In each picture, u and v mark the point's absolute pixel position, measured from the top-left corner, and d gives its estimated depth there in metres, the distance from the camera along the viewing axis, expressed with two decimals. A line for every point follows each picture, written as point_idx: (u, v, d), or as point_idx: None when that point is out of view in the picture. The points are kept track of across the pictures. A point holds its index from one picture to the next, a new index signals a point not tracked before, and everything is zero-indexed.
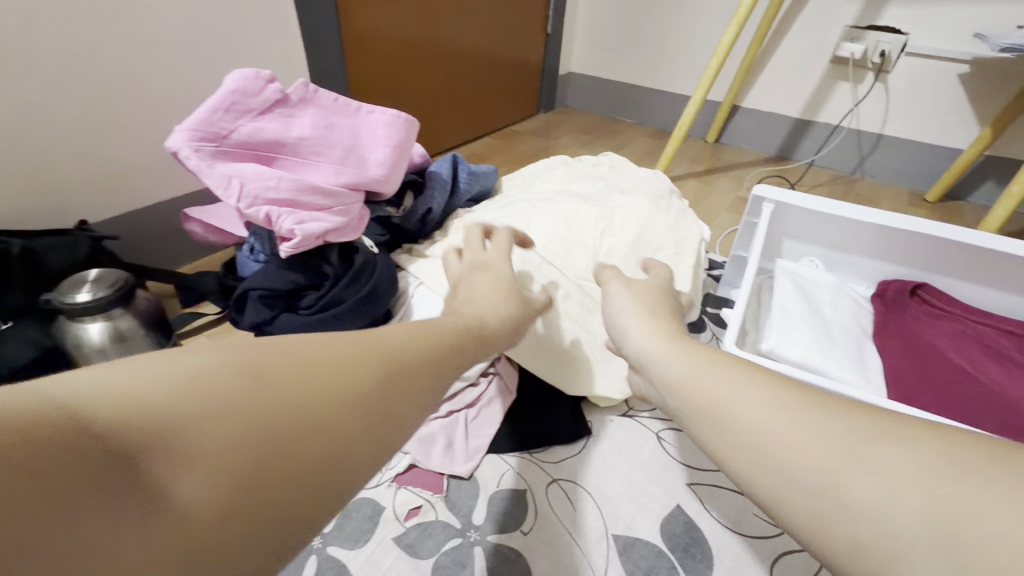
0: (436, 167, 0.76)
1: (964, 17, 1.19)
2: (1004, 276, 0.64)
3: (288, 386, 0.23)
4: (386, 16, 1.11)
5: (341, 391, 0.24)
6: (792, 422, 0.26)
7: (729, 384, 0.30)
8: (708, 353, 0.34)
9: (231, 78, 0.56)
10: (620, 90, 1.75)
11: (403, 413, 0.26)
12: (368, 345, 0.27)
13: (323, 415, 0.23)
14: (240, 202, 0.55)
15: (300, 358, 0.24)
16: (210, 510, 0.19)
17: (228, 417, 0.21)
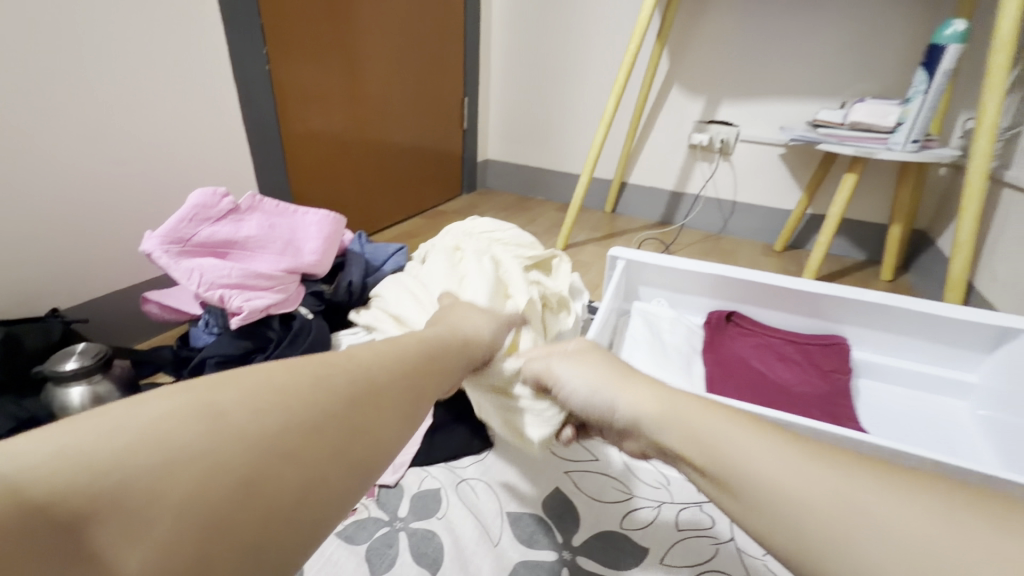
0: (350, 246, 0.96)
1: (772, 114, 1.58)
2: (784, 302, 0.90)
3: (243, 428, 0.29)
4: (323, 123, 1.34)
5: (274, 448, 0.30)
6: (783, 458, 0.32)
7: (732, 442, 0.34)
8: (698, 406, 0.39)
9: (194, 195, 0.73)
10: (531, 173, 2.06)
11: (330, 467, 0.31)
12: (294, 399, 0.32)
13: (258, 470, 0.28)
14: (199, 287, 0.70)
15: (262, 403, 0.31)
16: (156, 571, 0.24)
17: (188, 459, 0.27)
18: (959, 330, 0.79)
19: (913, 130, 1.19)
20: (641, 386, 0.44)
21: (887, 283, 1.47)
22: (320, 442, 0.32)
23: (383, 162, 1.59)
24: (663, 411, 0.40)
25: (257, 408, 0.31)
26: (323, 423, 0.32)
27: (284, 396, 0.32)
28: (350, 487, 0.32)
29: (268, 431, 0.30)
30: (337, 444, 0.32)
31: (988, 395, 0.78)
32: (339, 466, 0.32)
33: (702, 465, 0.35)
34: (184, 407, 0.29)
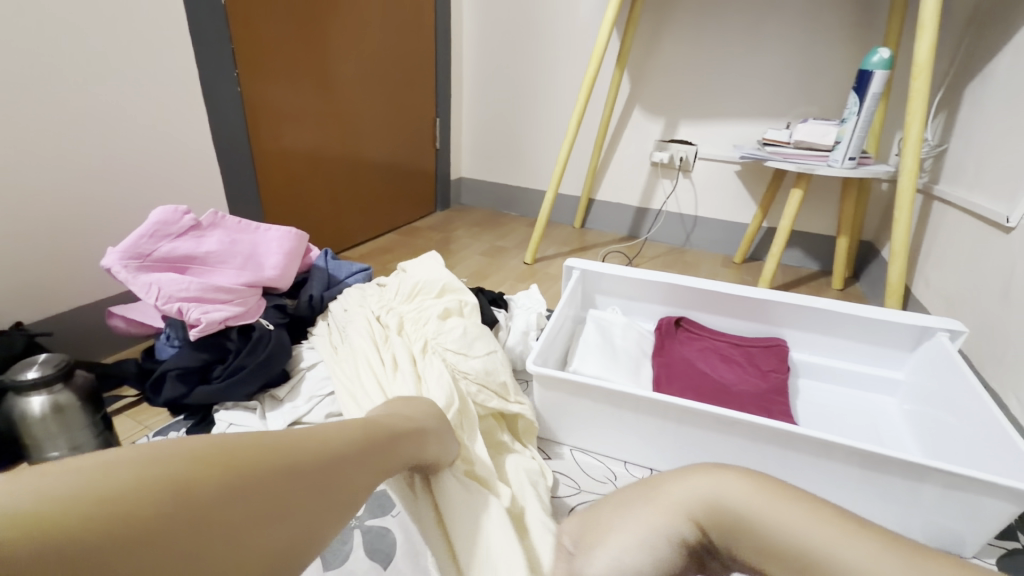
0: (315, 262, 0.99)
1: (726, 133, 1.67)
2: (728, 307, 0.96)
3: (209, 507, 0.31)
4: (294, 143, 1.38)
5: (230, 529, 0.32)
6: (876, 560, 0.35)
7: (839, 547, 0.36)
8: (771, 497, 0.40)
9: (156, 213, 0.77)
10: (503, 190, 2.12)
11: (277, 542, 0.34)
12: (258, 473, 0.35)
13: (214, 549, 0.31)
14: (158, 301, 0.72)
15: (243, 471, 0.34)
16: None
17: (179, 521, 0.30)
18: (884, 330, 0.86)
19: (849, 148, 1.28)
20: (685, 486, 0.42)
21: (837, 290, 1.55)
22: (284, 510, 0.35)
23: (355, 180, 1.63)
24: (715, 507, 0.40)
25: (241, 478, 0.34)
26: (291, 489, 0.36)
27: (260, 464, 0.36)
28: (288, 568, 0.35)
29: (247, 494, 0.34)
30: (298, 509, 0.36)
31: (912, 390, 0.85)
32: (287, 545, 0.35)
33: (763, 565, 0.39)
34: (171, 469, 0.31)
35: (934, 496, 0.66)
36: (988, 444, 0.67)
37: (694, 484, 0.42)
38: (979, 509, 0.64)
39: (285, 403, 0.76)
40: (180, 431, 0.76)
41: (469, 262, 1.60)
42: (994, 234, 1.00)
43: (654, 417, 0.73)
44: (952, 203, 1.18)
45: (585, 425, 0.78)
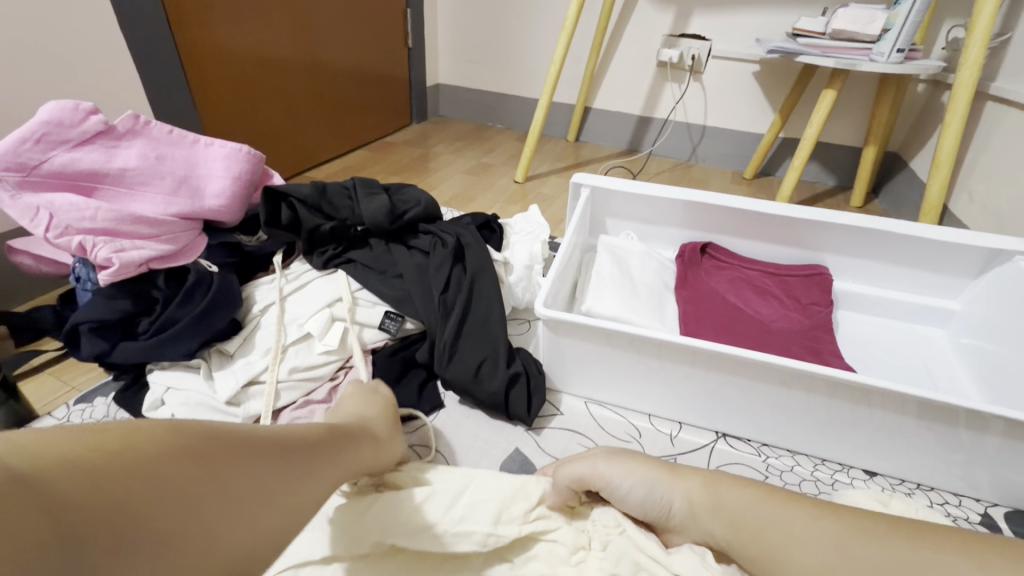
0: None
1: (748, 24, 1.43)
2: (764, 231, 0.82)
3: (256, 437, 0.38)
4: (232, 32, 1.11)
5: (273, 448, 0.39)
6: (790, 541, 0.42)
7: (778, 527, 0.43)
8: (747, 493, 0.46)
9: (44, 108, 0.55)
10: (487, 98, 1.87)
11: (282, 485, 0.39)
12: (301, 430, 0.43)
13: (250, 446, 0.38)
14: (50, 232, 0.54)
15: (248, 446, 0.37)
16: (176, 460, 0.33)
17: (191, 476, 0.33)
18: (946, 254, 0.73)
19: (900, 38, 1.08)
20: (764, 513, 0.44)
21: (856, 208, 1.42)
22: (258, 485, 0.37)
23: (315, 85, 1.38)
24: (765, 531, 0.43)
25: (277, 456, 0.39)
26: (274, 467, 0.38)
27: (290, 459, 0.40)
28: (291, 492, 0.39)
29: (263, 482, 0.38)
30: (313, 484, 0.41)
31: (971, 322, 0.73)
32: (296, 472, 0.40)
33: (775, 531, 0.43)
34: (155, 434, 0.33)
35: (996, 451, 0.56)
36: None
37: (700, 469, 0.49)
38: None
39: (237, 360, 0.61)
40: (108, 396, 0.63)
41: (451, 182, 1.40)
42: None
43: (684, 365, 0.61)
44: (1012, 101, 1.01)
45: (599, 375, 0.66)
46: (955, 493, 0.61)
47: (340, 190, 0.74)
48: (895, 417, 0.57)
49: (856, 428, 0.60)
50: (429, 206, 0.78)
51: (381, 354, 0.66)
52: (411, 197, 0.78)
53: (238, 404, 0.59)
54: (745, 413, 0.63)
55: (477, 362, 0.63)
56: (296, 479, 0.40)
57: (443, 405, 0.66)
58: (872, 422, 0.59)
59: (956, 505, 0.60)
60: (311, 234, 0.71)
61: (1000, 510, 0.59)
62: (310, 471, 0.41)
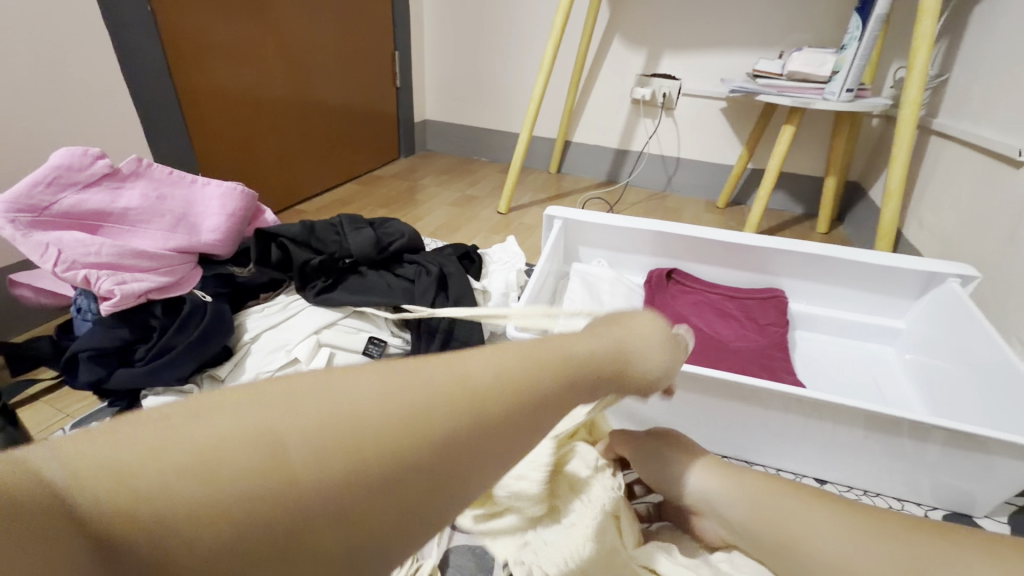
0: None
1: (714, 65, 1.54)
2: (726, 258, 0.88)
3: (404, 399, 0.23)
4: (228, 76, 1.18)
5: (454, 399, 0.25)
6: (814, 538, 0.41)
7: (797, 523, 0.42)
8: (757, 484, 0.46)
9: (56, 155, 0.60)
10: (472, 132, 1.95)
11: (472, 461, 0.24)
12: (495, 361, 0.27)
13: (386, 414, 0.23)
14: (58, 267, 0.58)
15: (349, 434, 0.22)
16: (223, 475, 0.19)
17: (191, 515, 0.19)
18: (890, 277, 0.79)
19: (848, 79, 1.18)
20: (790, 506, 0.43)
21: (822, 234, 1.49)
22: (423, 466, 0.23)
23: (307, 123, 1.45)
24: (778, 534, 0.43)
25: (385, 449, 0.22)
26: (454, 444, 0.24)
27: (403, 443, 0.23)
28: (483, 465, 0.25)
29: (356, 487, 0.21)
30: (468, 475, 0.24)
31: (915, 340, 0.79)
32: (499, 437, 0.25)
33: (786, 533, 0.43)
34: (192, 447, 0.20)
35: (936, 461, 0.60)
36: (997, 400, 0.62)
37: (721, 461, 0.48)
38: (989, 468, 0.58)
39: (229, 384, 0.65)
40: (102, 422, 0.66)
41: (437, 213, 1.46)
42: (1001, 169, 0.91)
43: None
44: (953, 136, 1.09)
45: None
46: (898, 498, 0.65)
47: (328, 227, 0.80)
48: (842, 427, 0.62)
49: (807, 441, 0.65)
50: (412, 238, 0.83)
51: None
52: (396, 230, 0.84)
53: None
54: (706, 427, 0.68)
55: None
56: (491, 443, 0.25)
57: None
58: (822, 434, 0.63)
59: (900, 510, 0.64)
60: (301, 269, 0.75)
61: (938, 513, 0.64)
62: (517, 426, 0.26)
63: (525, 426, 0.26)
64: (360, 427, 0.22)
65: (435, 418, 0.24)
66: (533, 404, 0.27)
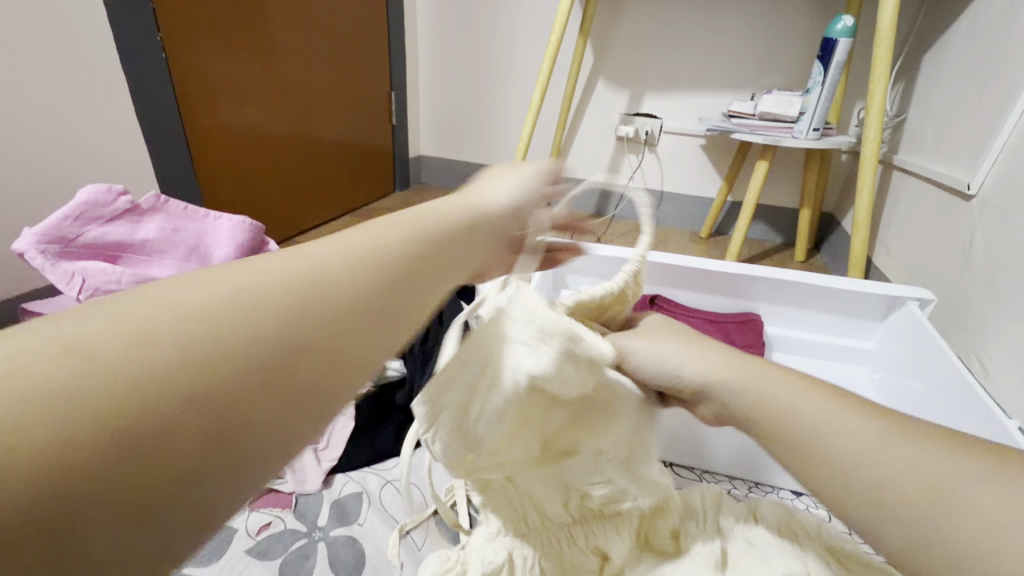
0: None
1: (692, 105, 1.65)
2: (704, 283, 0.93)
3: (259, 296, 0.24)
4: (234, 115, 1.25)
5: (305, 287, 0.25)
6: None
7: None
8: None
9: (83, 191, 0.65)
10: (466, 168, 2.03)
11: (354, 333, 0.25)
12: (340, 252, 0.28)
13: (240, 316, 0.23)
14: (81, 294, 0.62)
15: (200, 337, 0.21)
16: (74, 399, 0.18)
17: (59, 476, 0.17)
18: (856, 302, 0.85)
19: (814, 118, 1.27)
20: None
21: (800, 263, 1.56)
22: (308, 348, 0.23)
23: (307, 159, 1.52)
24: None
25: (250, 337, 0.22)
26: (322, 323, 0.24)
27: (256, 333, 0.22)
28: (366, 338, 0.26)
29: (227, 372, 0.21)
30: (357, 346, 0.25)
31: (883, 360, 0.85)
32: (373, 305, 0.26)
33: None
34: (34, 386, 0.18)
35: None
36: (958, 410, 0.67)
37: None
38: None
39: None
40: None
41: None
42: (955, 201, 0.98)
43: None
44: (912, 171, 1.17)
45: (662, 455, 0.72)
46: None
47: None
48: None
49: None
50: None
51: (362, 398, 0.75)
52: None
53: None
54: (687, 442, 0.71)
55: None
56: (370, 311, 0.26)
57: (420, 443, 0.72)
58: None
59: None
60: None
61: None
62: (386, 292, 0.27)
63: (380, 309, 0.26)
64: (209, 326, 0.22)
65: (296, 302, 0.24)
66: (381, 285, 0.27)
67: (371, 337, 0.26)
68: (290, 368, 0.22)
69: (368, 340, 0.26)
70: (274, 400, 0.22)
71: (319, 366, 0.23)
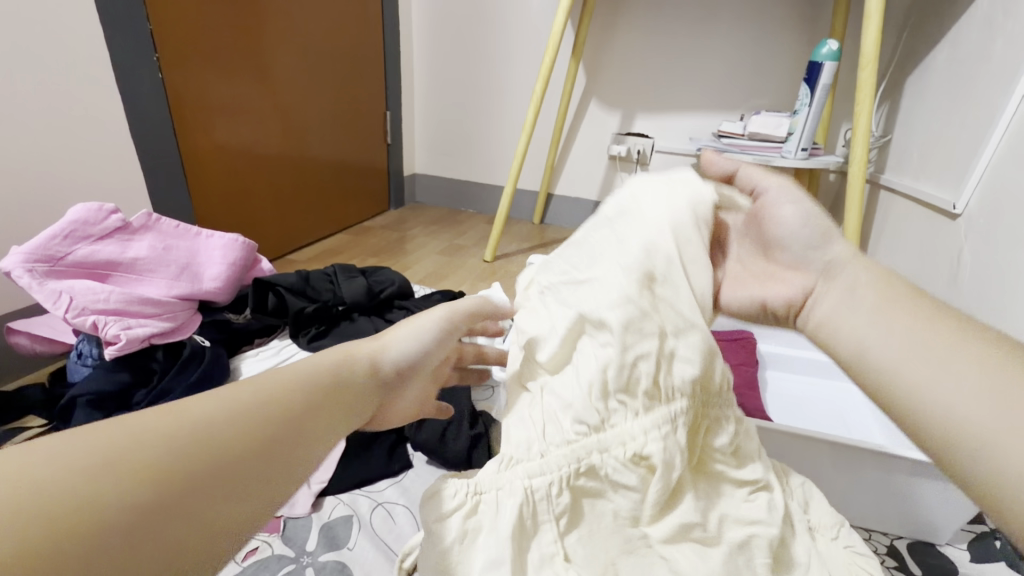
0: None
1: (682, 126, 1.68)
2: None
3: (205, 433, 0.30)
4: (229, 134, 1.26)
5: (245, 420, 0.32)
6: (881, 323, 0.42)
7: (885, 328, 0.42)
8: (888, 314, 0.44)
9: (74, 210, 0.65)
10: (460, 186, 2.05)
11: (282, 459, 0.32)
12: (269, 390, 0.35)
13: (195, 446, 0.29)
14: (68, 313, 0.61)
15: (174, 462, 0.28)
16: (88, 510, 0.24)
17: (87, 561, 0.23)
18: None
19: (802, 139, 1.29)
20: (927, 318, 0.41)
21: None
22: (251, 474, 0.30)
23: (301, 177, 1.52)
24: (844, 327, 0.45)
25: (207, 460, 0.29)
26: (259, 451, 0.32)
27: (206, 456, 0.29)
28: (292, 470, 0.33)
29: (187, 488, 0.28)
30: (279, 470, 0.32)
31: None
32: (296, 439, 0.34)
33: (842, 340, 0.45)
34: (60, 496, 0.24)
35: (901, 493, 0.62)
36: None
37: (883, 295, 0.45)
38: (947, 495, 0.60)
39: None
40: None
41: (425, 262, 1.51)
42: (941, 220, 1.00)
43: None
44: (898, 191, 1.19)
45: None
46: (866, 527, 0.67)
47: (322, 277, 0.85)
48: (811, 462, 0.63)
49: None
50: (403, 286, 0.88)
51: None
52: (386, 279, 0.88)
53: None
54: None
55: (443, 426, 0.69)
56: (297, 440, 0.34)
57: (412, 464, 0.71)
58: None
59: (866, 539, 0.66)
60: (297, 316, 0.78)
61: (904, 541, 0.65)
62: (306, 422, 0.35)
63: (289, 442, 0.33)
64: (184, 453, 0.29)
65: (240, 434, 0.32)
66: (294, 419, 0.35)
67: (298, 453, 0.34)
68: (239, 467, 0.30)
69: (291, 468, 0.33)
70: (226, 510, 0.28)
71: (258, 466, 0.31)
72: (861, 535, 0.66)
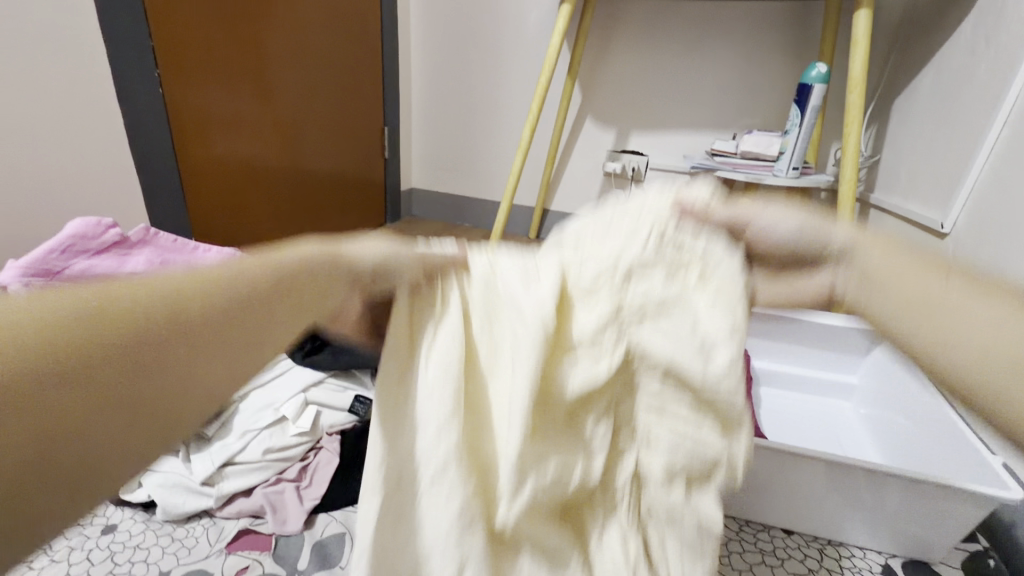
0: None
1: (677, 144, 1.70)
2: None
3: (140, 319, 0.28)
4: (226, 149, 1.27)
5: (194, 306, 0.29)
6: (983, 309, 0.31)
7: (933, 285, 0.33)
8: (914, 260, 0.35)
9: (72, 225, 0.66)
10: (456, 201, 2.06)
11: (248, 341, 0.30)
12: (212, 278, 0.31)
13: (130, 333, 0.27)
14: None
15: (114, 347, 0.26)
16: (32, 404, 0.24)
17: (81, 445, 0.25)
18: (841, 338, 0.87)
19: (793, 158, 1.31)
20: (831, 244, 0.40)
21: None
22: (208, 361, 0.29)
23: (297, 191, 1.53)
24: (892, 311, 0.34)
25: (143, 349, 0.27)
26: (210, 338, 0.29)
27: (150, 340, 0.27)
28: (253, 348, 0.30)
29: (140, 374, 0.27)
30: (249, 341, 0.30)
31: (868, 395, 0.85)
32: (254, 320, 0.30)
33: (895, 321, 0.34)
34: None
35: (894, 511, 0.62)
36: (945, 446, 0.67)
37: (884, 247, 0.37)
38: (942, 515, 0.60)
39: (215, 442, 0.69)
40: None
41: None
42: (930, 240, 1.01)
43: None
44: (888, 210, 1.20)
45: None
46: (860, 545, 0.67)
47: None
48: (806, 479, 0.63)
49: (774, 496, 0.66)
50: None
51: (349, 434, 0.72)
52: None
53: (213, 484, 0.66)
54: None
55: None
56: (261, 318, 0.30)
57: None
58: (785, 494, 0.65)
59: (861, 558, 0.66)
60: None
61: (898, 560, 0.66)
62: (265, 304, 0.31)
63: (255, 313, 0.30)
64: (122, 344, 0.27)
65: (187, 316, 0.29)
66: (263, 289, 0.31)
67: (261, 331, 0.30)
68: (183, 348, 0.28)
69: (257, 344, 0.30)
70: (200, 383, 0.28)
71: (149, 368, 0.27)
72: (852, 551, 0.66)
